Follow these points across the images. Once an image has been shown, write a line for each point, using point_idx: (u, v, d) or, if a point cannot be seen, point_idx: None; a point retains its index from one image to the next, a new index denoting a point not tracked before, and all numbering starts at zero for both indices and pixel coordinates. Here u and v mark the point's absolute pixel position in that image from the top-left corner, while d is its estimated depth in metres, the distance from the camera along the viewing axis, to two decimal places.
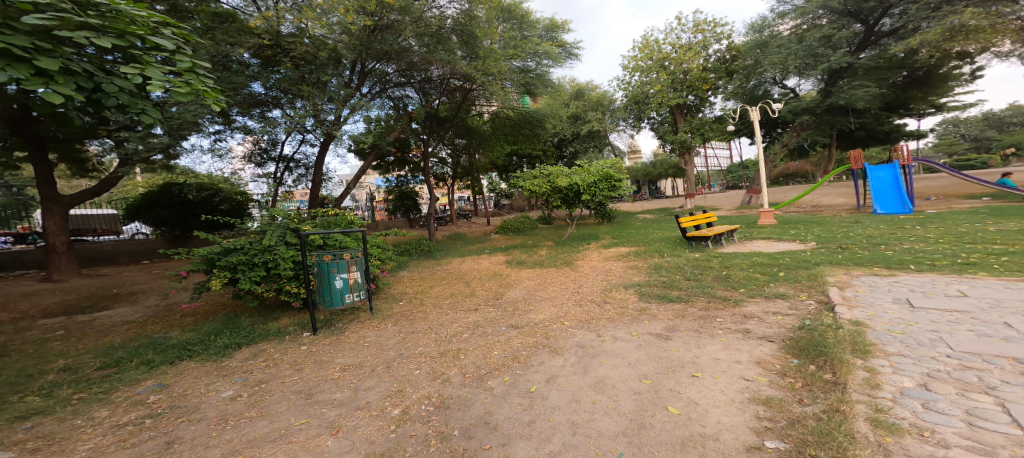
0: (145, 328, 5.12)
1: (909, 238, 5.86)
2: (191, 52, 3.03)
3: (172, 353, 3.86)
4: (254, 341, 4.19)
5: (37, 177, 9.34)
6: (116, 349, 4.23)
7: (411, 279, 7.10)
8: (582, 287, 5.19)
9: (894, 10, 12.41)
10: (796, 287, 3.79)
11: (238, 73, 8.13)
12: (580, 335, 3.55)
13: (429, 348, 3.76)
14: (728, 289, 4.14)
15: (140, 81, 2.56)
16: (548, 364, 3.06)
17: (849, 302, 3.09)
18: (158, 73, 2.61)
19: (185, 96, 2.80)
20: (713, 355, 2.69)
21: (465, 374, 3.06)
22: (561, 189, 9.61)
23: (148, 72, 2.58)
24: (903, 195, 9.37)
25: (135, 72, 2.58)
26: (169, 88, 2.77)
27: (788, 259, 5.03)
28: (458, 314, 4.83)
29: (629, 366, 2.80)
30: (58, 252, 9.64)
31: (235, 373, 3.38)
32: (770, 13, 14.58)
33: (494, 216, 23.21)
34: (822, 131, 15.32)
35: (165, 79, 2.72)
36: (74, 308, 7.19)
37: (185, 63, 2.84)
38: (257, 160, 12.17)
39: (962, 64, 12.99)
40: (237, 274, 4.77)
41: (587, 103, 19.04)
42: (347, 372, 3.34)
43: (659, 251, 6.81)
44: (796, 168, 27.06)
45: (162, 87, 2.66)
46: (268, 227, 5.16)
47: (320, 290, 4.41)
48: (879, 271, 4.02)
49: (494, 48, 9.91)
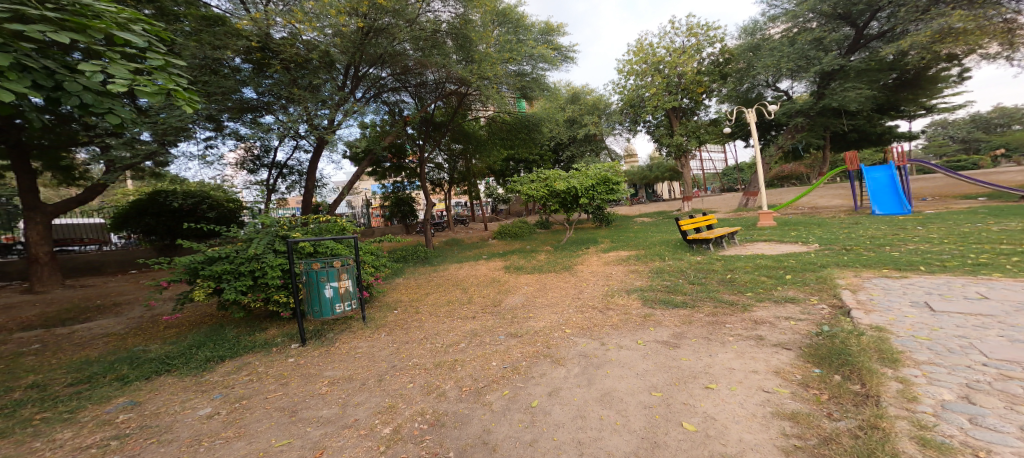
0: (125, 340, 4.87)
1: (913, 239, 5.76)
2: (165, 49, 2.83)
3: (149, 367, 3.63)
4: (239, 353, 3.96)
5: (20, 186, 9.11)
6: (92, 364, 3.98)
7: (406, 286, 6.90)
8: (582, 293, 5.01)
9: (881, 14, 12.48)
10: (806, 291, 3.64)
11: (227, 78, 7.99)
12: (583, 344, 3.37)
13: (424, 359, 3.57)
14: (734, 293, 3.98)
15: (101, 80, 2.36)
16: (550, 376, 2.87)
17: (865, 306, 2.94)
18: (122, 71, 2.41)
19: (153, 97, 2.59)
20: (728, 363, 2.53)
21: (462, 388, 2.87)
22: (559, 193, 9.45)
23: (110, 69, 2.38)
24: (901, 196, 9.28)
25: (97, 69, 2.39)
26: (135, 87, 2.56)
27: (794, 261, 4.89)
28: (455, 322, 4.64)
29: (637, 377, 2.64)
30: (40, 262, 9.37)
31: (215, 389, 3.17)
32: (762, 16, 14.66)
33: (492, 221, 23.06)
34: (817, 133, 15.38)
35: (131, 77, 2.52)
36: (54, 320, 6.91)
37: (156, 62, 2.67)
38: (249, 167, 11.96)
39: (953, 65, 13.04)
40: (221, 283, 4.57)
41: (583, 107, 18.91)
42: (336, 386, 3.14)
43: (659, 255, 6.66)
44: (791, 170, 27.22)
45: (126, 86, 2.46)
46: (255, 235, 4.95)
47: (309, 299, 4.17)
48: (890, 273, 3.89)
49: (489, 52, 9.81)
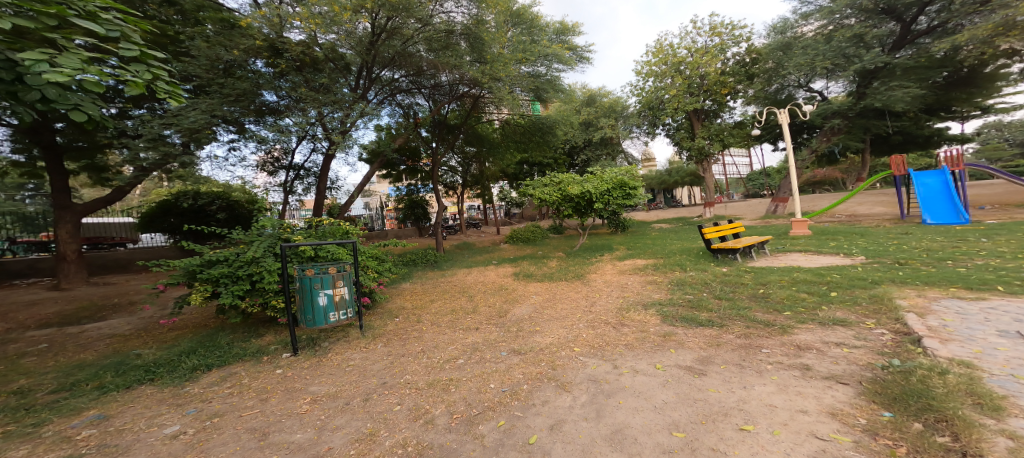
0: (125, 343, 4.77)
1: (978, 253, 5.06)
2: (138, 40, 2.65)
3: (132, 374, 3.44)
4: (227, 361, 3.74)
5: (53, 186, 9.42)
6: (82, 368, 3.85)
7: (412, 292, 6.64)
8: (595, 306, 4.58)
9: (931, 7, 11.61)
10: (859, 313, 3.12)
11: (243, 80, 8.01)
12: (593, 366, 2.97)
13: (416, 376, 3.25)
14: (769, 312, 3.49)
15: (43, 69, 2.16)
16: (553, 404, 2.50)
17: (941, 335, 2.43)
18: (69, 59, 2.22)
19: (106, 88, 2.39)
20: (768, 399, 2.09)
21: (452, 414, 2.53)
22: (572, 197, 9.04)
23: (57, 58, 2.20)
24: (957, 203, 8.38)
25: (43, 58, 2.22)
26: (88, 79, 2.36)
27: (838, 276, 4.32)
28: (456, 334, 4.32)
29: (655, 412, 2.22)
30: (68, 260, 9.65)
31: (191, 403, 2.93)
32: (793, 14, 13.83)
33: (505, 225, 22.78)
34: (856, 136, 14.36)
35: (82, 68, 2.33)
36: (71, 318, 6.98)
37: (128, 53, 2.54)
38: (269, 168, 12.07)
39: (1013, 61, 11.92)
40: (219, 287, 4.36)
41: (599, 110, 18.42)
42: (317, 405, 2.85)
43: (680, 264, 6.14)
44: (824, 175, 25.79)
45: (74, 76, 2.27)
46: (256, 238, 4.74)
47: (301, 307, 3.85)
48: (963, 293, 3.31)
49: (503, 53, 9.53)
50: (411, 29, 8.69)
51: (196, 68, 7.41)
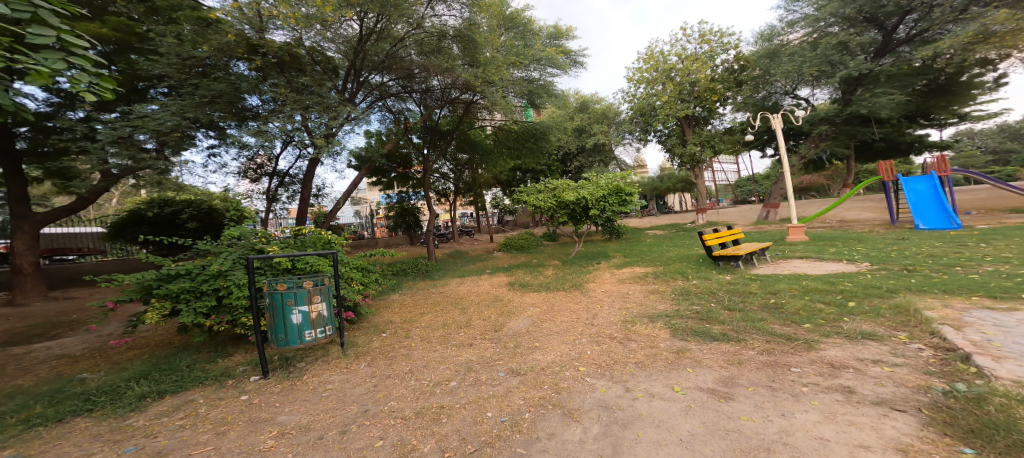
0: (73, 365, 4.23)
1: (985, 258, 4.94)
2: (55, 25, 2.34)
3: (68, 404, 2.97)
4: (184, 386, 3.29)
5: (10, 194, 8.70)
6: (13, 397, 3.34)
7: (400, 304, 6.24)
8: (597, 318, 4.27)
9: (912, 16, 11.78)
10: (886, 325, 2.91)
11: (218, 79, 7.55)
12: (602, 389, 2.65)
13: (403, 403, 2.88)
14: (787, 324, 3.24)
15: None
16: (562, 438, 2.15)
17: (990, 352, 2.21)
18: None
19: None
20: (816, 430, 1.79)
21: (443, 452, 2.16)
22: (567, 203, 8.80)
23: None
24: (948, 209, 8.38)
25: None
26: None
27: (851, 284, 4.10)
28: (448, 351, 3.96)
29: (683, 447, 1.90)
30: (25, 273, 8.90)
31: (131, 439, 2.49)
32: (779, 22, 14.03)
33: (498, 233, 22.45)
34: (842, 142, 14.58)
35: None
36: (19, 337, 6.33)
37: (40, 39, 2.24)
38: (251, 176, 11.50)
39: (988, 70, 12.25)
40: (179, 304, 3.91)
41: (592, 116, 18.37)
42: (284, 440, 2.44)
43: (681, 272, 5.89)
44: (810, 182, 26.24)
45: None
46: (225, 248, 4.33)
47: (272, 326, 3.43)
48: (991, 303, 3.12)
49: (495, 56, 9.23)
50: (400, 31, 8.47)
51: (166, 67, 6.94)
